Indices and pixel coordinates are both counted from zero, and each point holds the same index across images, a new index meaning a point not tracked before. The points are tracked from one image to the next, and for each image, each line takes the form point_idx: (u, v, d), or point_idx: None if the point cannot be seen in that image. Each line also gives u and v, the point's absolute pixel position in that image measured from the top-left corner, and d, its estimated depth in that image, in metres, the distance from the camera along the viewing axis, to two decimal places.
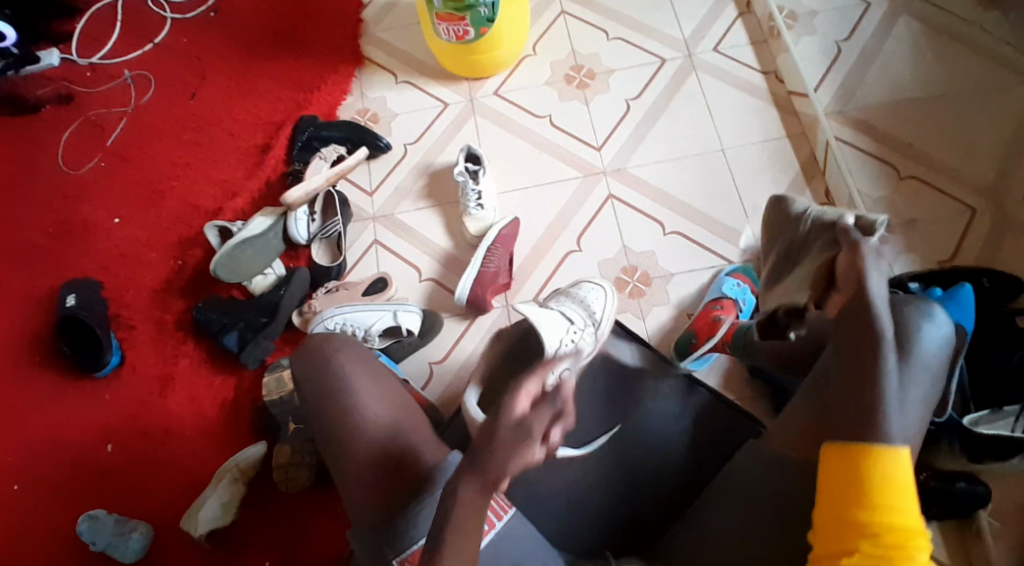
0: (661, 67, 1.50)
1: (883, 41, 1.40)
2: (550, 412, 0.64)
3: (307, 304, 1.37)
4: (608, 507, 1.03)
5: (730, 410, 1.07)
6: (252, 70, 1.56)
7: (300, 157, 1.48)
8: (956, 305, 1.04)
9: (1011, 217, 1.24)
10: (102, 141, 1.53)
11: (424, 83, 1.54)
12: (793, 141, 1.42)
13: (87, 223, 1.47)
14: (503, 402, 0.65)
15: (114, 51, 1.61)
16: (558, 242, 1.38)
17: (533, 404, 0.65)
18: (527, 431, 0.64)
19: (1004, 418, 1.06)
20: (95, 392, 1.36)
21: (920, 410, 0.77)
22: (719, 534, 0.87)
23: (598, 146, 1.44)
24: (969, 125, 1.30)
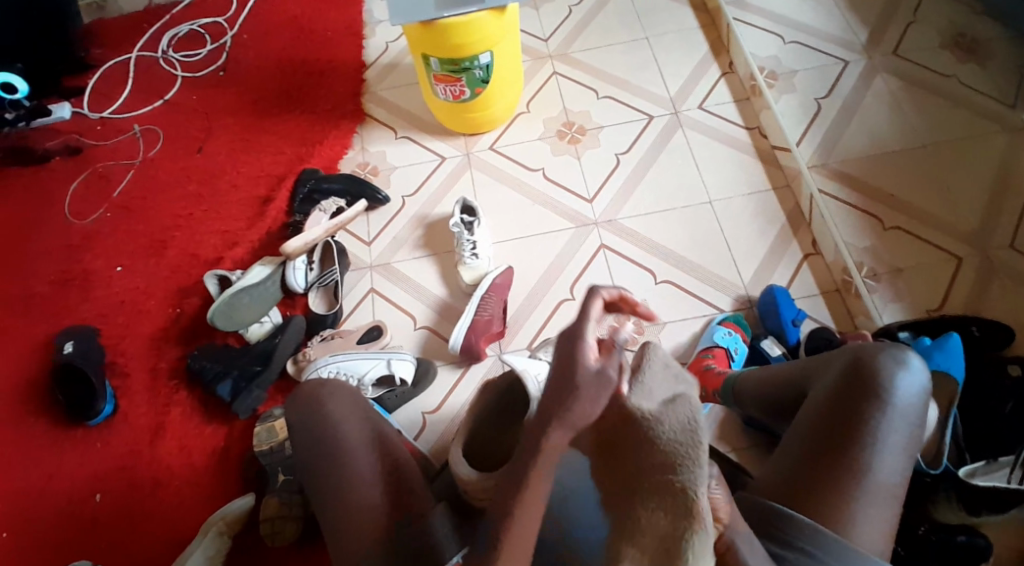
0: (648, 123, 1.52)
1: (860, 101, 1.49)
2: (618, 361, 0.67)
3: (302, 352, 1.37)
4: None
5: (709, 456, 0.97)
6: (256, 125, 1.61)
7: (300, 209, 1.50)
8: (943, 353, 1.15)
9: (998, 262, 1.30)
10: (108, 192, 1.57)
11: (421, 138, 1.58)
12: (778, 193, 1.43)
13: (90, 272, 1.49)
14: (577, 355, 0.66)
15: (124, 106, 1.67)
16: (551, 292, 1.38)
17: (601, 355, 0.67)
18: (607, 379, 0.66)
19: (1000, 469, 1.10)
20: (88, 439, 1.36)
21: (902, 456, 0.86)
22: None
23: (589, 199, 1.46)
24: (947, 175, 1.38)
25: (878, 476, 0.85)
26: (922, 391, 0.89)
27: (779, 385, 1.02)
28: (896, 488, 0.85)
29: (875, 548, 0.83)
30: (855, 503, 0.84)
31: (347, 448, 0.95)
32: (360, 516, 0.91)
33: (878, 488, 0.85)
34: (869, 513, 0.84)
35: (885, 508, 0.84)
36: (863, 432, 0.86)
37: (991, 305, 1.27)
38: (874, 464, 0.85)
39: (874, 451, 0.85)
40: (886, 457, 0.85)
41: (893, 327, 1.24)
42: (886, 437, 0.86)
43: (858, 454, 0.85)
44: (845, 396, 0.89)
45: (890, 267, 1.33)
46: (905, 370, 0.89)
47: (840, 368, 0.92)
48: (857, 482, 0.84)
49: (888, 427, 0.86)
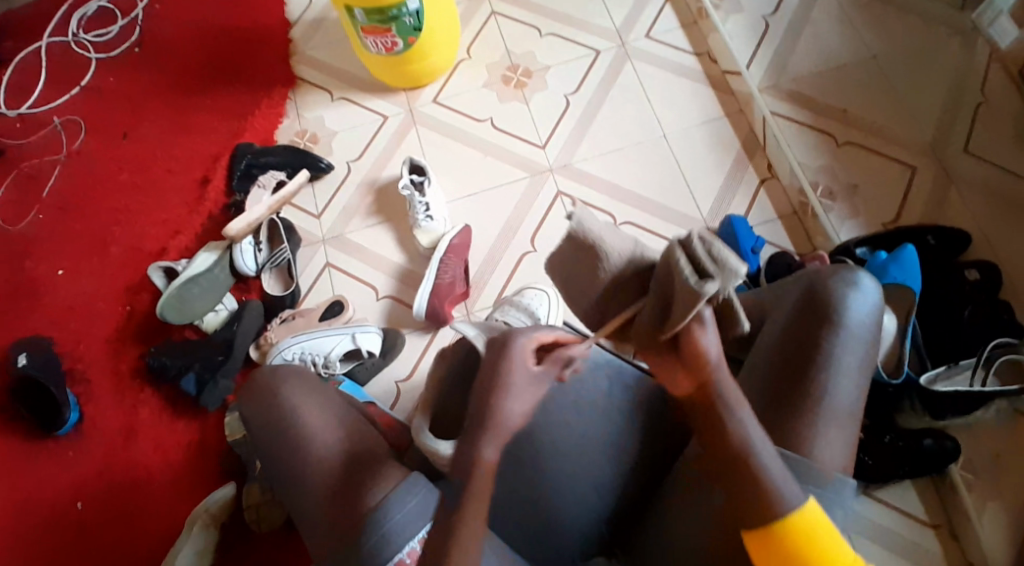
0: (595, 59, 1.46)
1: (808, 14, 1.43)
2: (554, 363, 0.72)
3: (263, 336, 1.35)
4: (578, 521, 0.91)
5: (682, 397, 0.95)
6: (183, 103, 1.52)
7: (241, 186, 1.43)
8: (899, 266, 1.16)
9: (953, 169, 1.29)
10: (37, 192, 1.49)
11: (360, 98, 1.50)
12: (732, 120, 1.40)
13: (31, 278, 1.43)
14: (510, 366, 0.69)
15: (41, 98, 1.56)
16: (512, 246, 1.35)
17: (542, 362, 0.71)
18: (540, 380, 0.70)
19: (962, 372, 1.14)
20: (59, 451, 1.32)
21: (857, 376, 0.89)
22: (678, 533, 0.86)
23: (542, 145, 1.41)
24: (900, 84, 1.36)
25: (834, 399, 0.87)
26: (874, 309, 0.91)
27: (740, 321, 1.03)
28: (853, 407, 0.88)
29: (836, 466, 0.86)
30: (815, 427, 0.86)
31: (306, 435, 0.93)
32: (325, 502, 0.89)
33: (834, 410, 0.87)
34: (828, 435, 0.86)
35: (842, 431, 0.87)
36: (817, 359, 0.88)
37: (948, 213, 1.27)
38: (829, 388, 0.87)
39: (827, 374, 0.88)
40: (842, 379, 0.88)
41: (851, 244, 1.24)
42: (842, 360, 0.88)
43: (814, 380, 0.88)
44: (800, 325, 0.91)
45: (846, 183, 1.32)
46: (858, 292, 0.91)
47: (796, 295, 0.94)
48: (813, 407, 0.87)
49: (843, 351, 0.88)
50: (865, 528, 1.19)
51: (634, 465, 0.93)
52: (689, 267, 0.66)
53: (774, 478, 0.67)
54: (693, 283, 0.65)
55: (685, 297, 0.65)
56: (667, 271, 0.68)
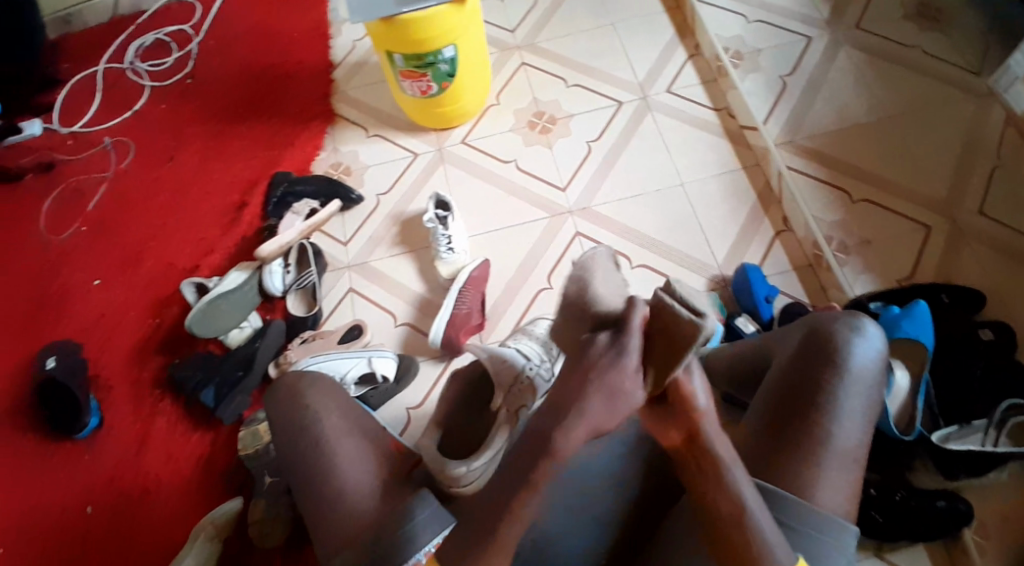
0: (617, 110, 1.53)
1: (825, 76, 1.49)
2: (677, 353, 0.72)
3: (283, 354, 1.37)
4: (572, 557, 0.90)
5: None
6: (226, 131, 1.61)
7: (275, 212, 1.50)
8: (911, 320, 1.17)
9: (966, 227, 1.32)
10: (83, 207, 1.57)
11: (393, 135, 1.58)
12: (748, 172, 1.44)
13: (68, 286, 1.50)
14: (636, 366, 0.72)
15: (96, 120, 1.66)
16: (528, 283, 1.39)
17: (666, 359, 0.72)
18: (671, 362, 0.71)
19: (974, 433, 1.14)
20: (76, 452, 1.36)
21: (862, 421, 0.89)
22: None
23: (563, 187, 1.47)
24: (914, 144, 1.39)
25: (836, 440, 0.87)
26: (880, 357, 0.92)
27: (745, 362, 1.05)
28: (857, 452, 0.88)
29: (837, 511, 0.86)
30: (817, 466, 0.86)
31: (321, 437, 0.98)
32: (329, 506, 0.93)
33: (837, 453, 0.87)
34: (829, 476, 0.87)
35: (842, 472, 0.87)
36: (820, 399, 0.89)
37: (962, 271, 1.29)
38: (833, 429, 0.87)
39: (831, 419, 0.88)
40: (844, 422, 0.88)
41: (864, 298, 1.26)
42: (847, 405, 0.89)
43: (815, 424, 0.88)
44: (803, 365, 0.92)
45: (860, 238, 1.34)
46: (860, 337, 0.92)
47: (799, 338, 0.96)
48: (818, 448, 0.87)
49: (844, 392, 0.89)
50: None
51: (638, 502, 0.93)
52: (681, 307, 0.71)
53: (767, 541, 0.75)
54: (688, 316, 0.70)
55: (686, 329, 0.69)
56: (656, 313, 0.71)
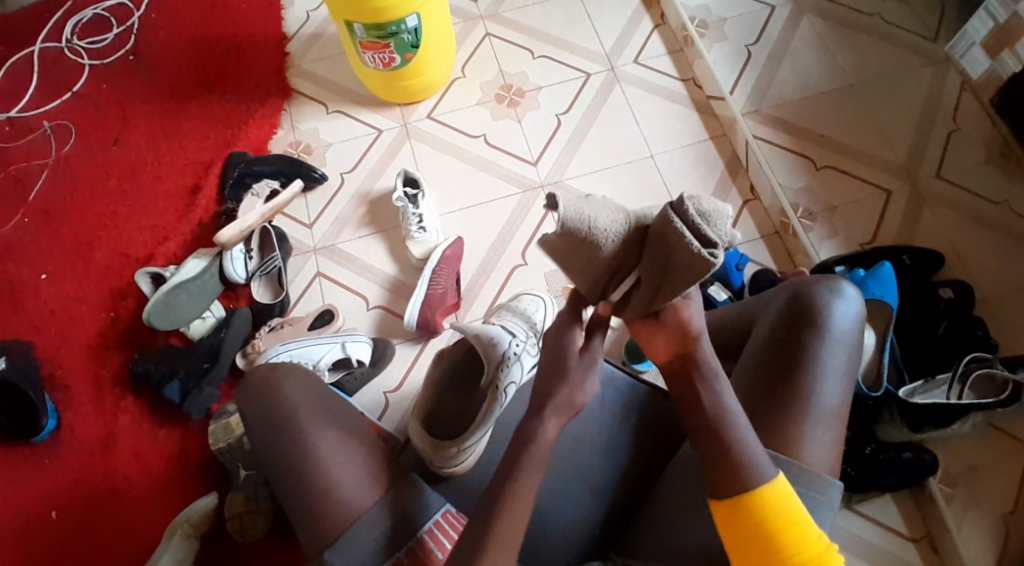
0: (586, 81, 1.51)
1: (788, 45, 1.50)
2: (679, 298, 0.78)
3: (250, 344, 1.33)
4: (575, 529, 0.96)
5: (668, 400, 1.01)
6: (176, 110, 1.52)
7: (232, 195, 1.44)
8: (877, 282, 1.20)
9: (926, 191, 1.36)
10: (24, 196, 1.47)
11: (355, 111, 1.52)
12: (716, 142, 1.45)
13: (13, 282, 1.40)
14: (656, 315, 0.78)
15: (32, 103, 1.55)
16: (502, 260, 1.37)
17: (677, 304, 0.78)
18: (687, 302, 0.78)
19: (939, 387, 1.19)
20: (36, 457, 1.29)
21: (842, 381, 0.91)
22: (684, 542, 0.89)
23: (534, 161, 1.44)
24: (874, 110, 1.43)
25: (822, 403, 0.89)
26: (858, 316, 0.94)
27: (725, 331, 1.06)
28: (840, 413, 0.90)
29: (825, 470, 0.88)
30: (805, 428, 0.88)
31: (306, 432, 0.93)
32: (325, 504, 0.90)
33: (821, 412, 0.89)
34: (816, 437, 0.88)
35: (829, 431, 0.89)
36: (810, 365, 0.90)
37: (923, 234, 1.33)
38: (817, 390, 0.89)
39: (814, 379, 0.90)
40: (828, 384, 0.90)
41: (830, 262, 1.29)
42: (828, 364, 0.90)
43: (802, 385, 0.89)
44: (787, 329, 0.93)
45: (826, 205, 1.37)
46: (842, 300, 0.93)
47: (781, 304, 0.96)
48: (803, 412, 0.89)
49: (828, 356, 0.90)
50: (849, 541, 1.21)
51: (634, 475, 0.98)
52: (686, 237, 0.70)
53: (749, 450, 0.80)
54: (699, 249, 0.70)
55: (687, 258, 0.71)
56: (661, 232, 0.73)
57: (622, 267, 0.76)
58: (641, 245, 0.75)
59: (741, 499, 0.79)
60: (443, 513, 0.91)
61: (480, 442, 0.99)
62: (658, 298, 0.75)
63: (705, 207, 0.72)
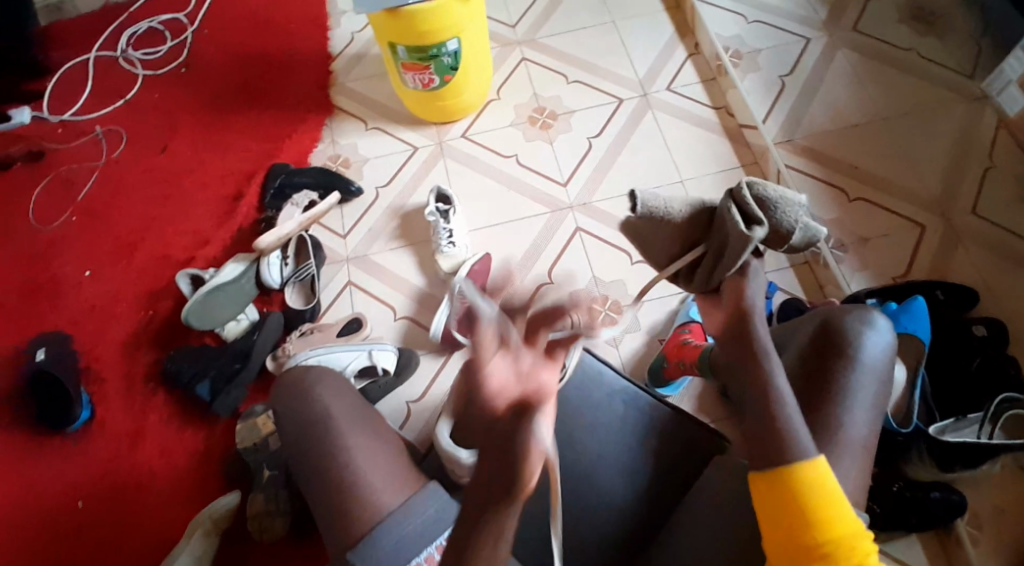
0: (618, 107, 1.53)
1: (822, 78, 1.51)
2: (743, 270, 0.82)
3: (281, 348, 1.36)
4: (586, 543, 0.96)
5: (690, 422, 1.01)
6: (222, 121, 1.59)
7: (272, 204, 1.48)
8: (909, 316, 1.19)
9: (960, 227, 1.35)
10: (74, 196, 1.54)
11: (393, 128, 1.57)
12: (746, 170, 1.46)
13: (58, 277, 1.47)
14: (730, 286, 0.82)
15: (86, 108, 1.63)
16: (529, 277, 1.39)
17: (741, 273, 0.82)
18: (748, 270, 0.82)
19: (969, 425, 1.16)
20: (68, 446, 1.34)
21: (866, 406, 0.90)
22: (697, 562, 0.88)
23: (564, 182, 1.47)
24: (909, 144, 1.42)
25: (845, 428, 0.88)
26: (888, 349, 0.93)
27: None
28: (863, 439, 0.89)
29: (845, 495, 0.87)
30: (825, 451, 0.87)
31: (330, 429, 0.96)
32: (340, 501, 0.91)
33: (850, 440, 0.88)
34: (841, 462, 0.87)
35: (855, 459, 0.88)
36: (831, 389, 0.90)
37: (955, 270, 1.32)
38: (844, 417, 0.89)
39: (842, 406, 0.89)
40: (854, 410, 0.89)
41: (861, 294, 1.27)
42: (857, 392, 0.90)
43: (823, 409, 0.89)
44: (816, 358, 0.93)
45: (856, 237, 1.37)
46: (870, 330, 0.93)
47: (811, 333, 0.97)
48: (825, 435, 0.88)
49: (856, 382, 0.90)
50: None
51: (646, 491, 0.98)
52: (738, 213, 0.82)
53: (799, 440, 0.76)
54: (744, 228, 0.81)
55: (736, 238, 0.80)
56: (719, 220, 0.84)
57: (693, 242, 0.86)
58: (707, 226, 0.86)
59: (778, 473, 0.76)
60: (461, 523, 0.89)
61: (501, 455, 0.98)
62: (714, 276, 0.84)
63: (770, 193, 0.83)
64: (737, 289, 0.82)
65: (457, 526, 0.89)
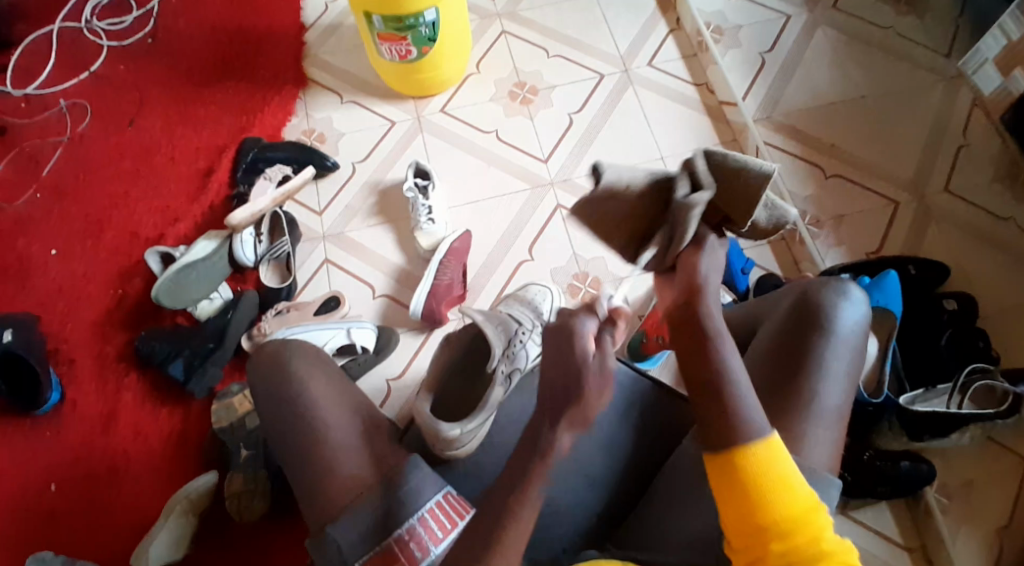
0: (599, 82, 1.52)
1: (802, 56, 1.51)
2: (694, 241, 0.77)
3: (256, 327, 1.33)
4: (571, 520, 0.96)
5: (669, 397, 1.02)
6: (193, 95, 1.54)
7: (244, 179, 1.45)
8: (881, 291, 1.19)
9: (932, 206, 1.37)
10: (38, 172, 1.49)
11: (369, 103, 1.54)
12: (726, 148, 1.46)
13: (24, 256, 1.42)
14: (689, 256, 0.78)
15: (50, 81, 1.57)
16: (509, 255, 1.39)
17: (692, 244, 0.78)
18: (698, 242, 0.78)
19: (939, 396, 1.19)
20: (40, 430, 1.31)
21: (844, 380, 0.91)
22: (682, 537, 0.89)
23: (544, 159, 1.46)
24: (885, 123, 1.44)
25: (822, 400, 0.89)
26: (862, 320, 0.94)
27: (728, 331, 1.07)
28: (840, 412, 0.90)
29: (823, 467, 0.88)
30: (804, 423, 0.88)
31: (308, 408, 0.95)
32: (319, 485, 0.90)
33: (824, 411, 0.89)
34: (817, 432, 0.88)
35: (829, 430, 0.89)
36: (810, 362, 0.91)
37: (928, 247, 1.34)
38: (819, 389, 0.90)
39: (818, 378, 0.90)
40: (830, 383, 0.90)
41: (836, 270, 1.29)
42: (831, 364, 0.91)
43: (802, 383, 0.90)
44: (793, 330, 0.94)
45: (832, 214, 1.38)
46: (848, 302, 0.94)
47: (787, 307, 0.97)
48: (805, 409, 0.89)
49: (831, 354, 0.91)
50: None
51: (627, 465, 0.99)
52: (688, 183, 0.78)
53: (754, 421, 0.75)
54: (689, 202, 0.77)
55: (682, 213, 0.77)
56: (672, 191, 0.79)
57: (651, 217, 0.81)
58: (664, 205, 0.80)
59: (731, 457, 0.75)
60: (445, 493, 0.89)
61: (481, 428, 0.98)
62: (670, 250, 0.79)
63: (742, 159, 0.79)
64: (691, 264, 0.78)
65: (441, 495, 0.89)
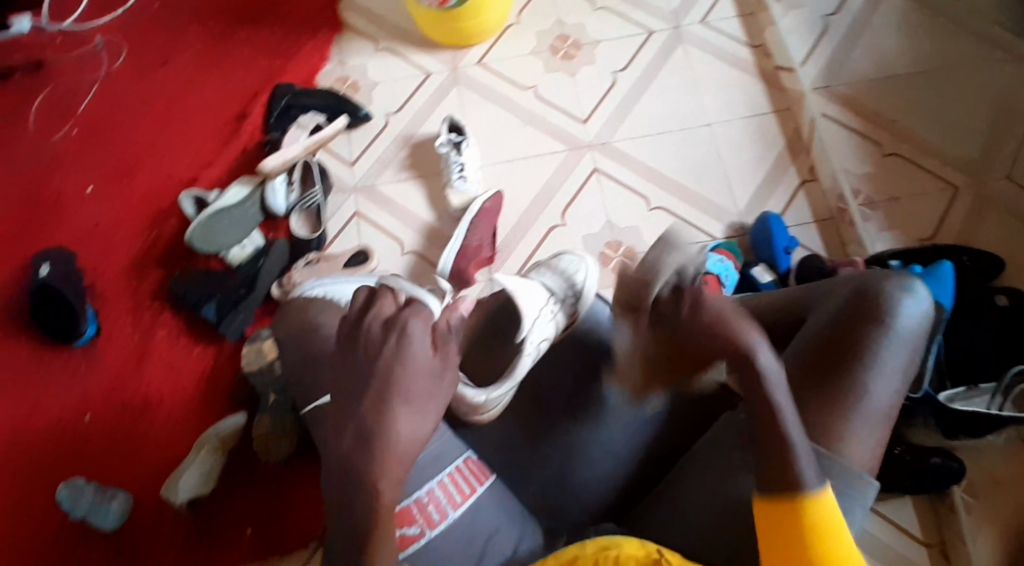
0: (648, 39, 1.45)
1: (866, 22, 1.42)
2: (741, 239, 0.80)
3: (285, 275, 1.33)
4: None
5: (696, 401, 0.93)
6: (228, 36, 1.52)
7: (277, 126, 1.42)
8: (933, 282, 1.13)
9: (992, 192, 1.28)
10: (74, 108, 1.49)
11: (405, 51, 1.49)
12: (779, 116, 1.39)
13: (61, 193, 1.43)
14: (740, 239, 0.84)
15: (86, 16, 1.56)
16: (541, 219, 1.34)
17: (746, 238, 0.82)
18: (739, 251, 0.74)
19: (981, 395, 1.13)
20: (75, 365, 1.34)
21: (897, 380, 0.83)
22: None
23: (584, 119, 1.40)
24: (952, 98, 1.34)
25: (871, 402, 0.81)
26: (923, 317, 0.85)
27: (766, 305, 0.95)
28: (887, 413, 0.82)
29: (863, 468, 0.81)
30: (850, 422, 0.80)
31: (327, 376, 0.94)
32: None
33: (868, 412, 0.81)
34: (860, 434, 0.81)
35: (872, 433, 0.81)
36: (863, 359, 0.82)
37: (984, 236, 1.26)
38: (871, 388, 0.81)
39: (871, 375, 0.82)
40: (882, 381, 0.82)
41: (886, 256, 1.21)
42: (887, 361, 0.82)
43: (852, 380, 0.81)
44: (847, 321, 0.85)
45: (886, 194, 1.30)
46: (911, 297, 0.84)
47: (843, 294, 0.87)
48: (851, 407, 0.81)
49: (887, 352, 0.82)
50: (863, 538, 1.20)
51: None
52: None
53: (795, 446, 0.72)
54: None
55: None
56: None
57: None
58: None
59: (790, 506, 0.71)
60: (465, 459, 0.87)
61: (507, 392, 0.92)
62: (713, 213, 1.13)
63: None
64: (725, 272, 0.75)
65: (460, 460, 0.87)
